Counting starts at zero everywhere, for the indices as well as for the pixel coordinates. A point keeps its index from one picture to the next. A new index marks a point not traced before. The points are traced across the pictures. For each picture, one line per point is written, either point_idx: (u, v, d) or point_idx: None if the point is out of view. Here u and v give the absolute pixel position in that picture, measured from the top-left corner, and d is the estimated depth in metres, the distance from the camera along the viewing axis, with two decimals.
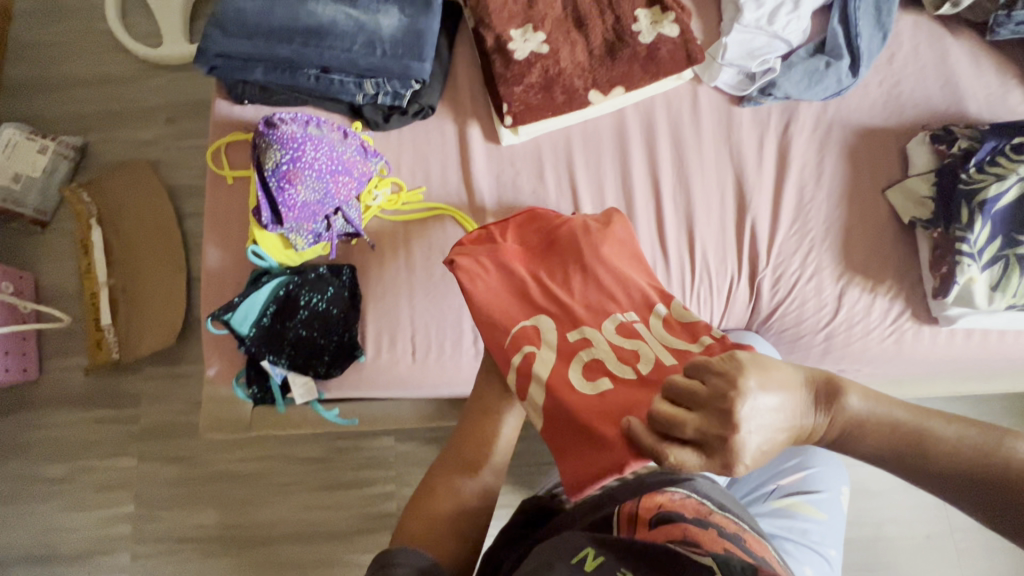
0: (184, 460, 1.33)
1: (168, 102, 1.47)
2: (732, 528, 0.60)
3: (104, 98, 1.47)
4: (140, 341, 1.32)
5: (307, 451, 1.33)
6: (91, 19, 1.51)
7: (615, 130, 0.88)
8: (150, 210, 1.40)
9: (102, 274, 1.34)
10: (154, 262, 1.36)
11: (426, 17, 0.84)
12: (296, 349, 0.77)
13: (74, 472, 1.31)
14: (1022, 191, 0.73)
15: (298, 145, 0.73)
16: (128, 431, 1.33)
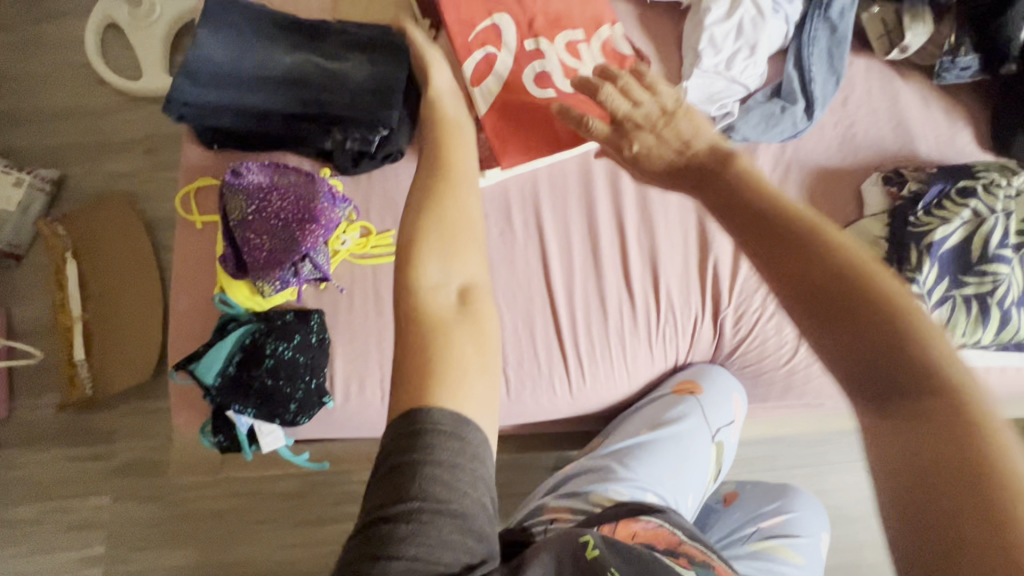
0: (160, 498, 1.31)
1: (147, 135, 1.48)
2: (703, 558, 0.66)
3: (82, 132, 1.48)
4: (116, 377, 1.31)
5: (285, 486, 1.32)
6: (68, 52, 1.52)
7: (581, 172, 0.90)
8: (127, 244, 1.39)
9: (76, 309, 1.32)
10: (130, 296, 1.35)
11: (393, 65, 0.85)
12: (262, 398, 0.74)
13: (47, 512, 1.30)
14: (967, 233, 0.76)
15: (263, 196, 0.76)
16: (104, 469, 1.32)
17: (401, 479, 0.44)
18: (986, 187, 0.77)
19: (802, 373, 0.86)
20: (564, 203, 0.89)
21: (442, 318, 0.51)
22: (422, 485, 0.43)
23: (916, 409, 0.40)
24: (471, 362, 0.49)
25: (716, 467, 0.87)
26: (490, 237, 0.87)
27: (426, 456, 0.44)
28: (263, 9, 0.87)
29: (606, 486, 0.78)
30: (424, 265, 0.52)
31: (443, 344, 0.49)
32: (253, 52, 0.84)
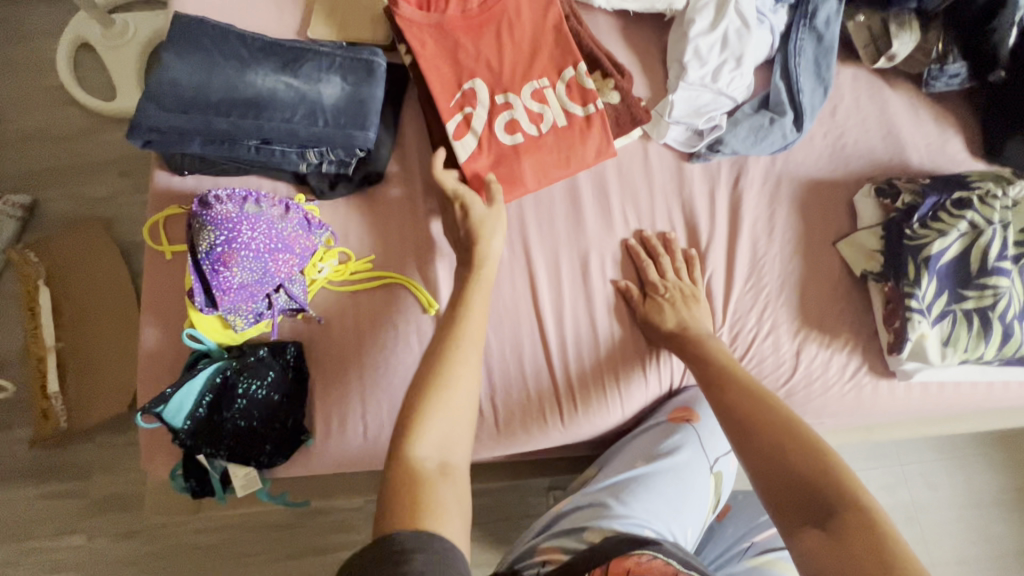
0: (140, 534, 1.26)
1: (122, 156, 1.43)
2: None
3: (53, 155, 1.43)
4: (91, 410, 1.26)
5: (271, 517, 1.27)
6: (37, 72, 1.47)
7: (567, 189, 0.87)
8: (101, 270, 1.34)
9: (50, 338, 1.27)
10: (106, 325, 1.30)
11: (369, 85, 0.83)
12: (235, 441, 0.71)
13: (23, 554, 1.25)
14: (965, 245, 0.74)
15: (233, 226, 0.70)
16: (80, 506, 1.26)
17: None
18: (982, 197, 0.75)
19: (802, 393, 0.81)
20: (550, 220, 0.86)
21: (423, 474, 0.54)
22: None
23: (775, 440, 0.60)
24: (451, 508, 0.52)
25: (714, 498, 0.84)
26: None
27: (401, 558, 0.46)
28: (232, 29, 0.84)
29: (602, 523, 0.75)
30: (424, 413, 0.57)
31: (424, 490, 0.53)
32: (222, 73, 0.81)
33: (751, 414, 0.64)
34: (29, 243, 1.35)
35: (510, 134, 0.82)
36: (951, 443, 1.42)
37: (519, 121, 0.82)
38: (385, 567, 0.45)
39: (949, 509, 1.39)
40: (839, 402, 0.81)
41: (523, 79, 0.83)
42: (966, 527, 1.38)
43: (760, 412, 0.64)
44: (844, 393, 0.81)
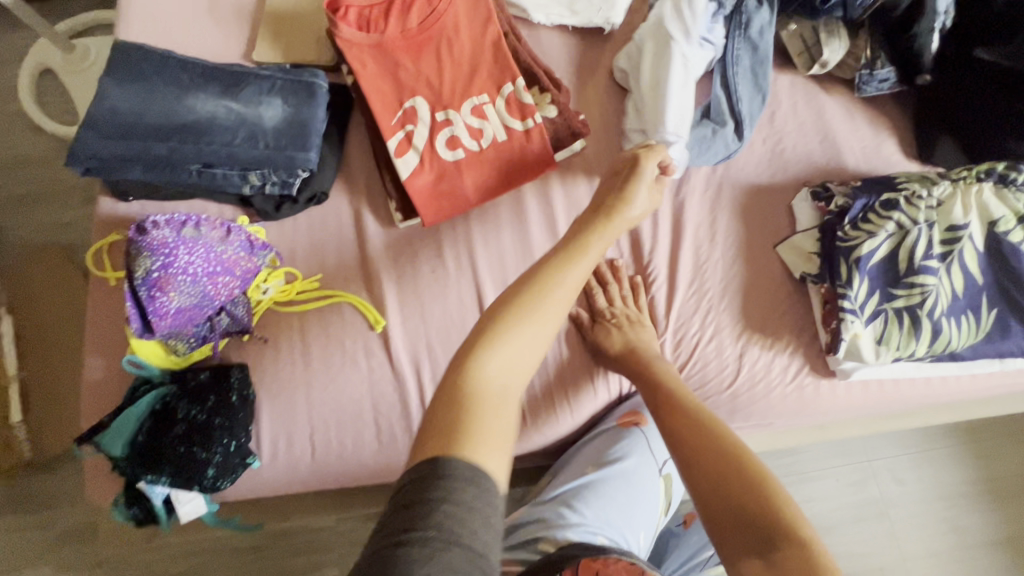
0: (109, 562, 1.25)
1: (86, 182, 1.43)
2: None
3: (14, 182, 1.42)
4: (55, 439, 1.25)
5: (239, 540, 1.25)
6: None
7: (513, 203, 0.87)
8: (64, 300, 1.33)
9: (13, 366, 1.25)
10: (68, 353, 1.29)
11: (310, 106, 0.83)
12: (174, 466, 0.69)
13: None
14: (894, 245, 0.76)
15: (170, 251, 0.71)
16: (48, 537, 1.26)
17: (407, 515, 0.40)
18: (908, 198, 0.77)
19: (746, 395, 0.82)
20: (496, 234, 0.86)
21: (484, 397, 0.50)
22: (425, 522, 0.39)
23: (719, 470, 0.60)
24: (490, 423, 0.47)
25: (666, 501, 0.85)
26: (420, 274, 0.84)
27: (443, 492, 0.41)
28: (173, 55, 0.85)
29: (558, 533, 0.76)
30: (505, 330, 0.54)
31: (481, 410, 0.48)
32: (162, 99, 0.81)
33: (697, 444, 0.63)
34: None
35: (450, 152, 0.83)
36: (917, 437, 1.44)
37: (459, 137, 0.83)
38: (417, 502, 0.41)
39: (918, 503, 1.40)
40: (782, 404, 0.83)
41: (464, 95, 0.84)
42: (936, 520, 1.40)
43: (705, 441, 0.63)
44: (786, 394, 0.82)
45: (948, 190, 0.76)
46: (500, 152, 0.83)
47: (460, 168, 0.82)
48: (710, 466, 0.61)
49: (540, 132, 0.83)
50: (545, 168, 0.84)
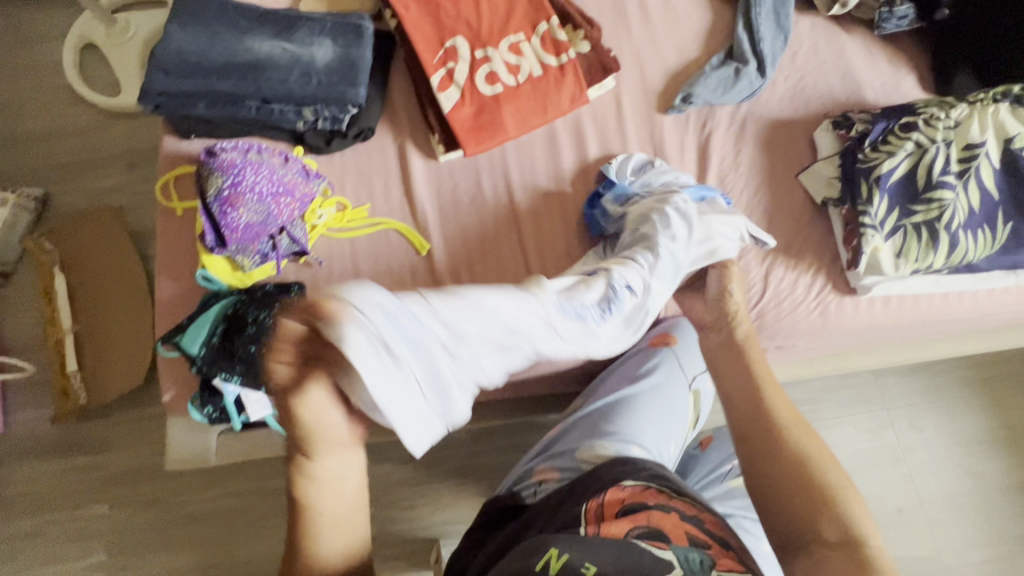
0: (161, 500, 1.32)
1: (129, 149, 1.50)
2: (691, 511, 0.66)
3: (62, 151, 1.49)
4: (107, 386, 1.32)
5: (280, 482, 1.33)
6: (44, 74, 1.54)
7: (546, 140, 0.93)
8: (116, 259, 1.41)
9: (66, 321, 1.33)
10: (119, 304, 1.37)
11: (358, 46, 0.89)
12: (244, 368, 0.76)
13: (49, 523, 1.30)
14: (913, 164, 0.80)
15: (238, 171, 0.78)
16: (103, 477, 1.32)
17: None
18: (926, 120, 0.81)
19: (772, 313, 0.86)
20: (532, 167, 0.92)
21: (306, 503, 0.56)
22: None
23: (794, 484, 0.65)
24: (344, 519, 0.57)
25: (694, 413, 0.92)
26: (462, 204, 0.91)
27: None
28: (230, 2, 0.91)
29: (592, 441, 0.82)
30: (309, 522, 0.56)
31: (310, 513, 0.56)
32: (222, 41, 0.88)
33: (774, 453, 0.68)
34: (45, 233, 1.41)
35: (490, 87, 0.89)
36: (938, 382, 1.46)
37: (498, 73, 0.89)
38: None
39: (940, 448, 1.43)
40: (806, 322, 0.87)
41: (501, 34, 0.90)
42: (960, 463, 1.42)
43: (781, 458, 0.67)
44: (810, 311, 0.86)
45: (965, 112, 0.80)
46: (537, 86, 0.89)
47: (500, 102, 0.88)
48: (781, 478, 0.66)
49: (574, 66, 0.89)
50: (579, 101, 0.90)
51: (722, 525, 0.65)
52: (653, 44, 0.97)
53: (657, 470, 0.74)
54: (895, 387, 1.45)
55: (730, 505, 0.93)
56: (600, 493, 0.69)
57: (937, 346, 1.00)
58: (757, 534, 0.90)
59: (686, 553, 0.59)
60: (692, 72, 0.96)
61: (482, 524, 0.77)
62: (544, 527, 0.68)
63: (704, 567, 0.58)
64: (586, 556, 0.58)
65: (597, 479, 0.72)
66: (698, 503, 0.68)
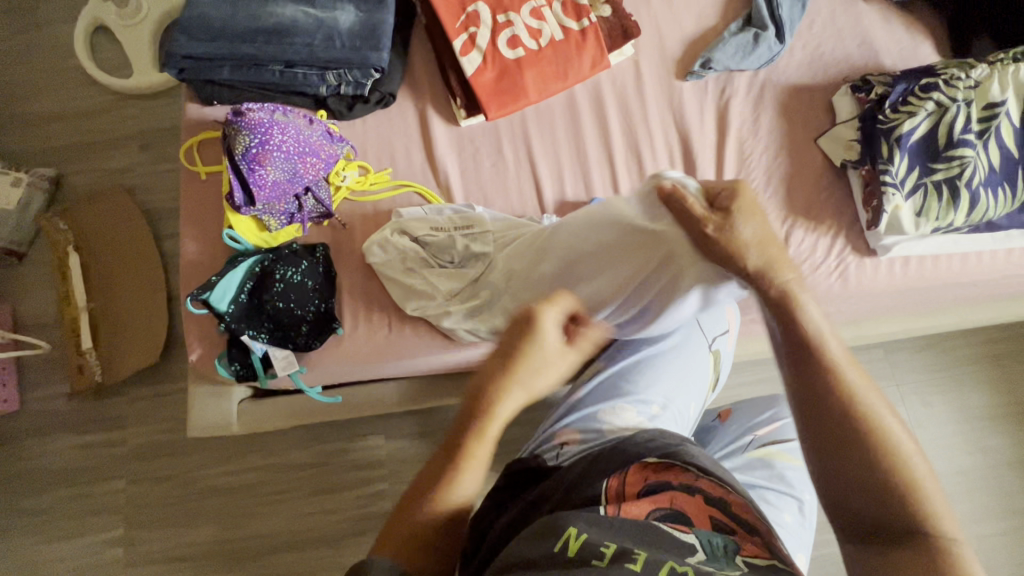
0: (177, 476, 1.25)
1: (142, 129, 1.42)
2: (716, 492, 0.65)
3: (70, 132, 1.42)
4: (123, 366, 1.26)
5: (297, 457, 1.26)
6: (51, 55, 1.46)
7: (567, 106, 0.94)
8: (124, 233, 1.33)
9: (80, 298, 1.28)
10: (136, 285, 1.30)
11: (380, 12, 0.90)
12: (275, 322, 0.80)
13: (61, 501, 1.24)
14: (933, 123, 0.81)
15: (265, 130, 0.78)
16: (117, 453, 1.26)
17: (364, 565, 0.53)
18: (947, 80, 0.82)
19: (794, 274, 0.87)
20: (552, 133, 0.93)
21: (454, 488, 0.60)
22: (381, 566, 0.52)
23: (879, 491, 0.52)
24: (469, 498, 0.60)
25: (714, 376, 0.92)
26: (483, 168, 0.91)
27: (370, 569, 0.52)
28: None
29: (613, 403, 0.85)
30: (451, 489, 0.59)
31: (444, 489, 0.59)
32: (246, 7, 0.88)
33: (852, 456, 0.53)
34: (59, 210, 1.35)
35: (511, 52, 0.90)
36: (1001, 350, 1.37)
37: (519, 37, 0.91)
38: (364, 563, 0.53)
39: (1002, 417, 1.33)
40: (826, 285, 0.87)
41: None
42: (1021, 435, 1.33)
43: (868, 461, 0.53)
44: (830, 273, 0.87)
45: (985, 72, 0.81)
46: (558, 52, 0.91)
47: (521, 66, 0.90)
48: (856, 484, 0.53)
49: (595, 32, 0.91)
50: (600, 66, 0.92)
51: (749, 507, 0.62)
52: (671, 11, 0.97)
53: (681, 447, 0.72)
54: (955, 353, 1.36)
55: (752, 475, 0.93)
56: (622, 469, 0.69)
57: (961, 309, 1.00)
58: (779, 505, 0.90)
59: (709, 538, 0.59)
60: (711, 39, 0.96)
61: (503, 486, 0.76)
62: (567, 498, 0.67)
63: (727, 552, 0.56)
64: (605, 535, 0.57)
65: (620, 452, 0.71)
66: (725, 485, 0.67)
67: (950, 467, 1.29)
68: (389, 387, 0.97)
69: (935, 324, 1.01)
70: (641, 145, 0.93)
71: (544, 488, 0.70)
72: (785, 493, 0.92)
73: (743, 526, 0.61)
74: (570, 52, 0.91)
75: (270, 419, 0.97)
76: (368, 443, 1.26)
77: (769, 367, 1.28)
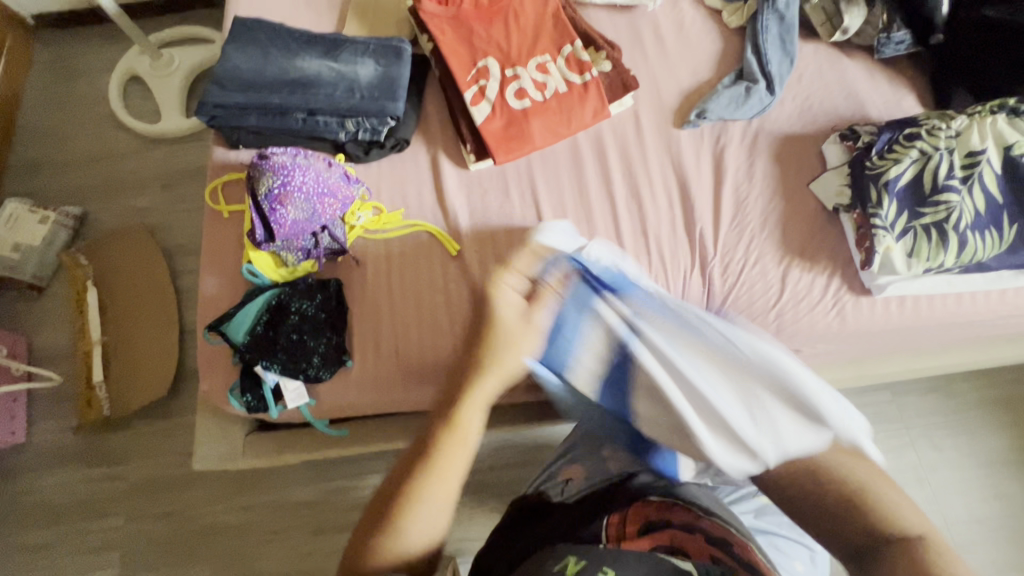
0: (177, 513, 1.24)
1: (165, 171, 1.49)
2: (720, 532, 0.64)
3: (99, 174, 1.49)
4: (131, 398, 1.27)
5: (299, 494, 1.25)
6: (87, 104, 1.55)
7: (571, 153, 0.99)
8: (140, 269, 1.37)
9: (95, 332, 1.31)
10: (149, 320, 1.32)
11: (398, 65, 0.97)
12: (288, 355, 0.83)
13: (62, 537, 1.23)
14: (918, 169, 0.86)
15: (288, 173, 0.86)
16: (119, 488, 1.25)
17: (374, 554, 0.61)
18: (929, 130, 0.87)
19: (791, 313, 0.90)
20: (556, 178, 0.97)
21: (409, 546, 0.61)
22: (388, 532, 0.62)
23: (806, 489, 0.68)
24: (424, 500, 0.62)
25: None
26: (491, 210, 0.95)
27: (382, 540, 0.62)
28: (282, 26, 0.99)
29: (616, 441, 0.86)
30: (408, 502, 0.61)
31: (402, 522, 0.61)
32: (274, 60, 0.96)
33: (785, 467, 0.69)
34: (81, 248, 1.39)
35: (518, 103, 0.97)
36: (1010, 394, 1.36)
37: (526, 89, 0.97)
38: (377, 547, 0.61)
39: (1016, 462, 1.31)
40: (824, 323, 0.90)
41: (529, 55, 1.00)
42: None
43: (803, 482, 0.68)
44: (828, 312, 0.90)
45: (965, 123, 0.87)
46: (562, 102, 0.97)
47: (527, 114, 0.96)
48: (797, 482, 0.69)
49: (596, 84, 0.98)
50: (602, 114, 0.98)
51: (752, 549, 0.62)
52: (668, 66, 1.04)
53: (683, 486, 0.74)
54: (962, 397, 1.35)
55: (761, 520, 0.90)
56: (623, 508, 0.70)
57: (959, 351, 1.01)
58: (788, 551, 0.86)
59: (707, 566, 0.57)
60: (706, 91, 1.03)
61: (511, 519, 0.78)
62: (561, 538, 0.68)
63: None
64: (605, 561, 0.56)
65: (622, 494, 0.74)
66: (728, 526, 0.67)
67: (963, 514, 1.26)
68: (396, 422, 0.98)
69: (937, 365, 1.02)
70: (643, 188, 0.97)
71: (542, 530, 0.71)
72: (796, 541, 0.89)
73: (741, 562, 0.59)
74: (573, 103, 0.97)
75: (274, 454, 0.97)
76: (370, 482, 1.25)
77: None
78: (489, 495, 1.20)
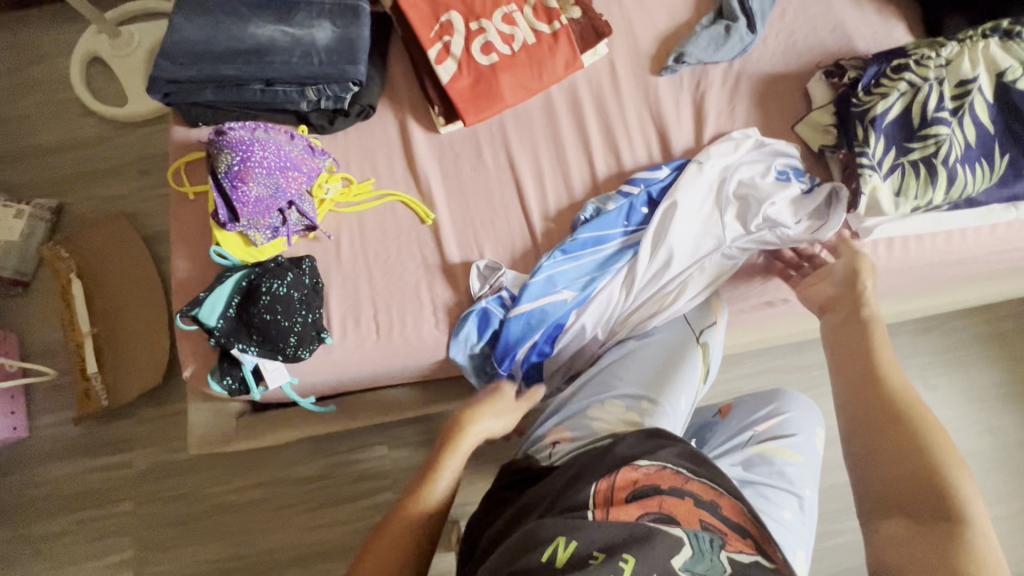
0: (184, 495, 1.26)
1: (137, 156, 1.45)
2: (708, 496, 0.65)
3: (71, 163, 1.44)
4: (127, 387, 1.27)
5: (301, 471, 1.26)
6: (50, 90, 1.49)
7: (544, 109, 0.95)
8: (121, 260, 1.35)
9: (85, 325, 1.27)
10: (136, 310, 1.31)
11: (357, 26, 0.92)
12: (262, 335, 0.80)
13: (74, 524, 1.25)
14: (906, 104, 0.82)
15: (246, 147, 0.83)
16: (126, 475, 1.27)
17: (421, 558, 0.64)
18: (918, 61, 0.83)
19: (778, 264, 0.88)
20: (530, 136, 0.94)
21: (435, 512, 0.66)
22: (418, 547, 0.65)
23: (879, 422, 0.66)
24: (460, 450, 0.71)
25: (705, 368, 0.87)
26: (464, 173, 0.92)
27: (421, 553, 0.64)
28: None
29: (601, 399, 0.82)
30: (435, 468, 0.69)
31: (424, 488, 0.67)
32: (226, 29, 0.91)
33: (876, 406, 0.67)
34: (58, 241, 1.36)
35: (486, 60, 0.92)
36: (1005, 328, 1.35)
37: (493, 44, 0.93)
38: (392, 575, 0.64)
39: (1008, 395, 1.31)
40: None
41: (494, 6, 0.94)
42: None
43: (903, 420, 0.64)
44: None
45: (956, 50, 0.83)
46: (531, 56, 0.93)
47: (496, 71, 0.92)
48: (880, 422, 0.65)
49: (567, 33, 0.93)
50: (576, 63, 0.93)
51: (741, 511, 0.64)
52: (644, 9, 0.98)
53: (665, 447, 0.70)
54: (957, 335, 1.34)
55: (753, 474, 0.90)
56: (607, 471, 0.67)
57: (950, 290, 0.99)
58: (776, 501, 0.88)
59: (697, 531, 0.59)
60: (684, 34, 0.97)
61: (502, 487, 0.76)
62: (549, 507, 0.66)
63: (714, 547, 0.58)
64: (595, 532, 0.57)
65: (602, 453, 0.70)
66: (716, 487, 0.67)
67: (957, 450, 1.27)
68: (385, 397, 0.97)
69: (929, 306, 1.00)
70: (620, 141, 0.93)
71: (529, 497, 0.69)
72: (784, 489, 0.90)
73: (729, 524, 0.62)
74: (544, 56, 0.93)
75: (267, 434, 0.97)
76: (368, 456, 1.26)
77: (773, 357, 1.24)
78: (487, 459, 1.22)
